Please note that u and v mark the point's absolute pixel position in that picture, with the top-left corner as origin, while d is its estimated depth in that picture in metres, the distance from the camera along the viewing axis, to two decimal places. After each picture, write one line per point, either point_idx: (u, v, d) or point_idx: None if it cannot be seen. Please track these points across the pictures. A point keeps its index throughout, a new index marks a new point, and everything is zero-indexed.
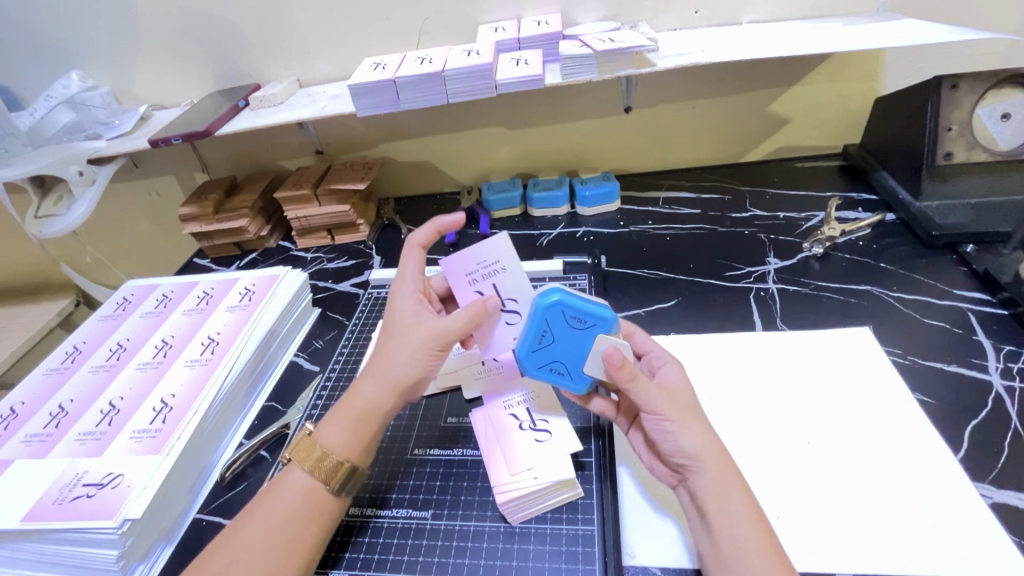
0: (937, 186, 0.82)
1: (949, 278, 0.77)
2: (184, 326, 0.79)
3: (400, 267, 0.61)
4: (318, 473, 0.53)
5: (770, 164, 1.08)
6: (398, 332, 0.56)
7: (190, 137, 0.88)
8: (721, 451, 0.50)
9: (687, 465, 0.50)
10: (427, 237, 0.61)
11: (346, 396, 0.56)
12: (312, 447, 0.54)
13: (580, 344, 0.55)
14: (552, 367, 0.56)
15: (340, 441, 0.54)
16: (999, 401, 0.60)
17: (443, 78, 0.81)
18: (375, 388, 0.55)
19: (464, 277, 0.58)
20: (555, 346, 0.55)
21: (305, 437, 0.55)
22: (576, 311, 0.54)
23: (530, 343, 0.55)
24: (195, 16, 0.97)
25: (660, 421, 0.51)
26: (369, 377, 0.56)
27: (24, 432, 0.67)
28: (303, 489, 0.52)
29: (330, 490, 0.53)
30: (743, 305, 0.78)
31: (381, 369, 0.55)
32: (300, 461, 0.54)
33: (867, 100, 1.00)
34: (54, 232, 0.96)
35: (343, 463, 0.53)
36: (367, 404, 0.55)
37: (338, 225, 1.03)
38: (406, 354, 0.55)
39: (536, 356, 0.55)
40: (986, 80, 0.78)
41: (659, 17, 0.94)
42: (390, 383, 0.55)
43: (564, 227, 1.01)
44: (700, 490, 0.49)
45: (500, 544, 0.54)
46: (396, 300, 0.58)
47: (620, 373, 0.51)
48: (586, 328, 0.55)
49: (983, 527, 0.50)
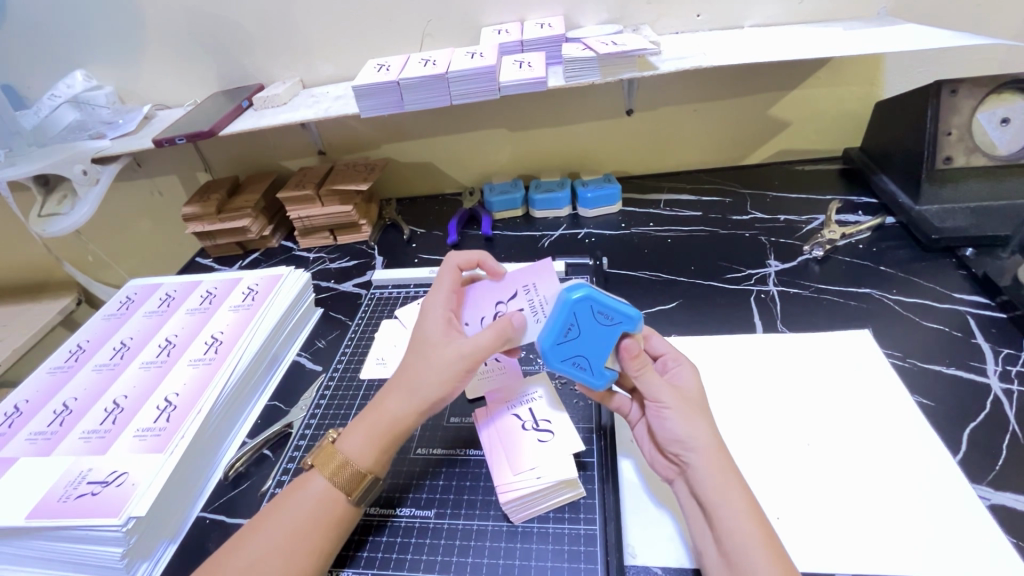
0: (936, 190, 0.83)
1: (948, 281, 0.77)
2: (188, 326, 0.80)
3: (436, 284, 0.62)
4: (337, 482, 0.53)
5: (771, 167, 1.08)
6: (429, 348, 0.56)
7: (193, 138, 0.88)
8: (719, 444, 0.51)
9: (683, 455, 0.51)
10: (466, 262, 0.64)
11: (374, 408, 0.56)
12: (333, 456, 0.54)
13: (605, 341, 0.55)
14: (574, 361, 0.56)
15: (364, 453, 0.54)
16: (997, 403, 0.61)
17: (447, 80, 0.82)
18: (402, 403, 0.56)
19: (509, 279, 0.60)
20: (580, 340, 0.55)
21: (329, 444, 0.56)
22: (604, 308, 0.53)
23: (554, 336, 0.55)
24: (199, 17, 0.97)
25: (662, 410, 0.53)
26: (397, 391, 0.56)
27: (28, 429, 0.68)
28: (321, 495, 0.53)
29: (348, 500, 0.53)
30: (743, 307, 0.79)
31: (410, 383, 0.56)
32: (321, 467, 0.54)
33: (867, 104, 1.01)
34: (59, 230, 0.97)
35: (364, 474, 0.54)
36: (395, 418, 0.55)
37: (340, 225, 1.04)
38: (437, 371, 0.55)
39: (559, 350, 0.55)
40: (984, 86, 0.79)
41: (661, 21, 0.94)
42: (419, 399, 0.55)
43: (566, 228, 1.02)
44: (698, 482, 0.49)
45: (502, 543, 0.54)
46: (428, 316, 0.59)
47: (632, 362, 0.54)
48: (611, 325, 0.54)
49: (982, 528, 0.51)
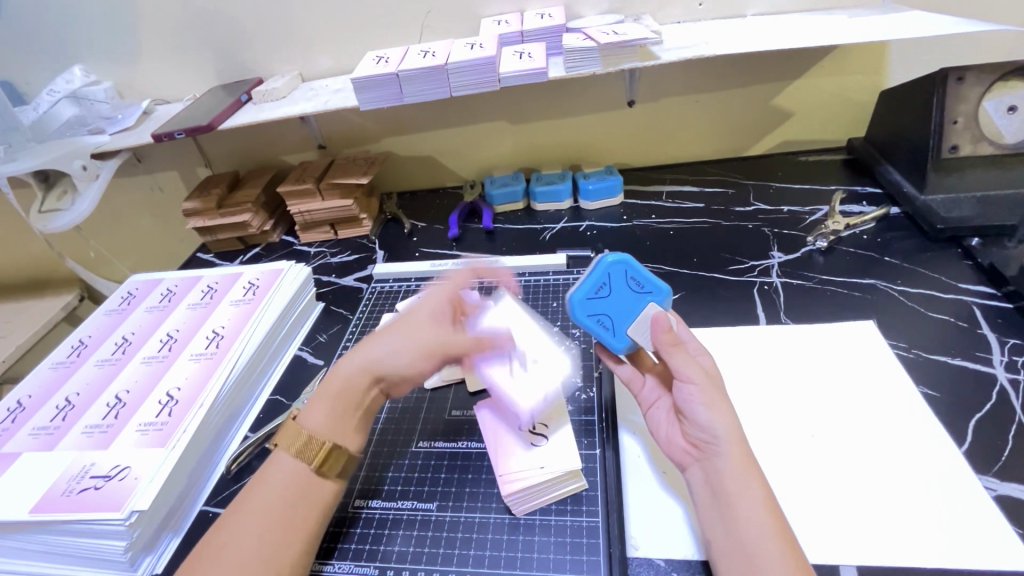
0: (943, 180, 0.82)
1: (954, 271, 0.77)
2: (188, 320, 0.80)
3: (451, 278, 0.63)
4: (303, 455, 0.53)
5: (775, 157, 1.07)
6: (407, 325, 0.58)
7: (192, 132, 0.88)
8: (744, 436, 0.50)
9: (711, 445, 0.50)
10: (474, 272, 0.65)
11: (329, 375, 0.57)
12: (298, 430, 0.55)
13: (634, 306, 0.58)
14: (599, 319, 0.58)
15: (323, 422, 0.54)
16: (1003, 393, 0.60)
17: (446, 71, 0.81)
18: (359, 364, 0.57)
19: None
20: (610, 299, 0.58)
21: (291, 420, 0.56)
22: (637, 275, 0.57)
23: (587, 290, 0.57)
24: (197, 11, 0.96)
25: (693, 392, 0.51)
26: (359, 353, 0.58)
27: (31, 425, 0.68)
28: (289, 474, 0.53)
29: (315, 470, 0.53)
30: (747, 299, 0.78)
31: (374, 349, 0.57)
32: (286, 445, 0.54)
33: (872, 92, 1.00)
34: (60, 226, 0.96)
35: (325, 443, 0.54)
36: (347, 380, 0.56)
37: (341, 219, 1.03)
38: (401, 345, 0.56)
39: (588, 303, 0.58)
40: (993, 72, 0.78)
41: (664, 10, 0.93)
42: (372, 363, 0.56)
43: (568, 221, 1.01)
44: (721, 471, 0.49)
45: (505, 535, 0.54)
46: (426, 299, 0.60)
47: (663, 336, 0.53)
48: (642, 293, 0.58)
49: (989, 522, 0.50)
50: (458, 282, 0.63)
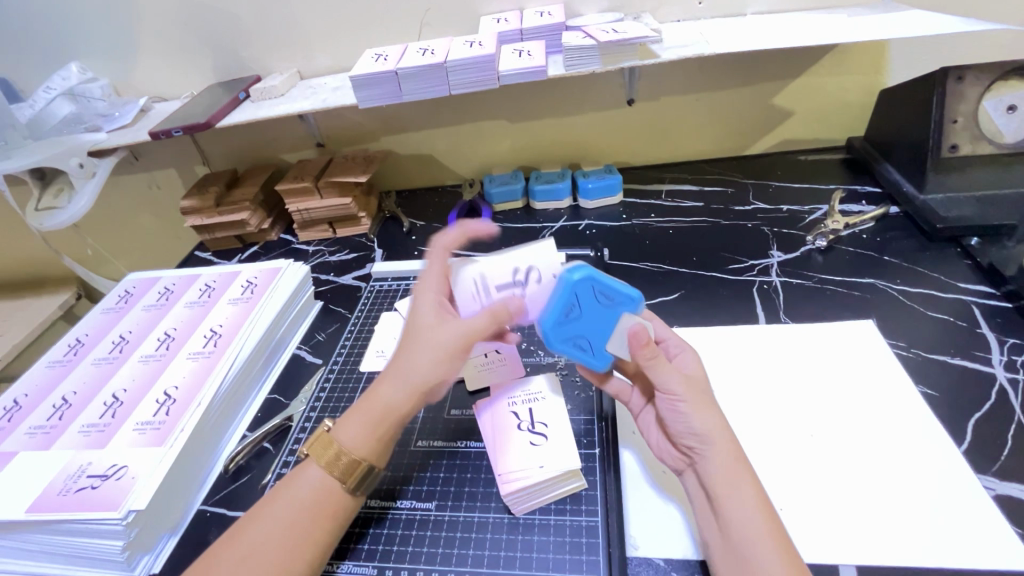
0: (941, 179, 0.82)
1: (954, 270, 0.76)
2: (186, 319, 0.79)
3: (426, 266, 0.60)
4: (332, 471, 0.53)
5: (774, 157, 1.07)
6: (421, 333, 0.56)
7: (191, 129, 0.87)
8: (732, 437, 0.50)
9: (698, 448, 0.50)
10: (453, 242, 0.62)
11: (365, 396, 0.56)
12: (329, 444, 0.54)
13: (606, 320, 0.56)
14: (575, 341, 0.56)
15: (361, 443, 0.54)
16: (1002, 393, 0.60)
17: (445, 69, 0.81)
18: (395, 388, 0.55)
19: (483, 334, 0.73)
20: (581, 320, 0.55)
21: (323, 433, 0.55)
22: (606, 290, 0.54)
23: (557, 316, 0.54)
24: (194, 7, 0.96)
25: (676, 402, 0.52)
26: (390, 377, 0.56)
27: (27, 424, 0.67)
28: (318, 487, 0.53)
29: (345, 488, 0.53)
30: (745, 298, 0.78)
31: (401, 369, 0.56)
32: (317, 458, 0.54)
33: (871, 92, 1.00)
34: (55, 225, 0.96)
35: (363, 461, 0.53)
36: (388, 405, 0.55)
37: (339, 218, 1.03)
38: (428, 355, 0.55)
39: (560, 330, 0.55)
40: (992, 72, 0.78)
41: (663, 8, 0.93)
42: (408, 384, 0.55)
43: (567, 220, 1.01)
44: (709, 475, 0.49)
45: (504, 535, 0.54)
46: (418, 299, 0.58)
47: (643, 351, 0.51)
48: (611, 306, 0.55)
49: (987, 522, 0.50)
50: (438, 271, 0.59)
